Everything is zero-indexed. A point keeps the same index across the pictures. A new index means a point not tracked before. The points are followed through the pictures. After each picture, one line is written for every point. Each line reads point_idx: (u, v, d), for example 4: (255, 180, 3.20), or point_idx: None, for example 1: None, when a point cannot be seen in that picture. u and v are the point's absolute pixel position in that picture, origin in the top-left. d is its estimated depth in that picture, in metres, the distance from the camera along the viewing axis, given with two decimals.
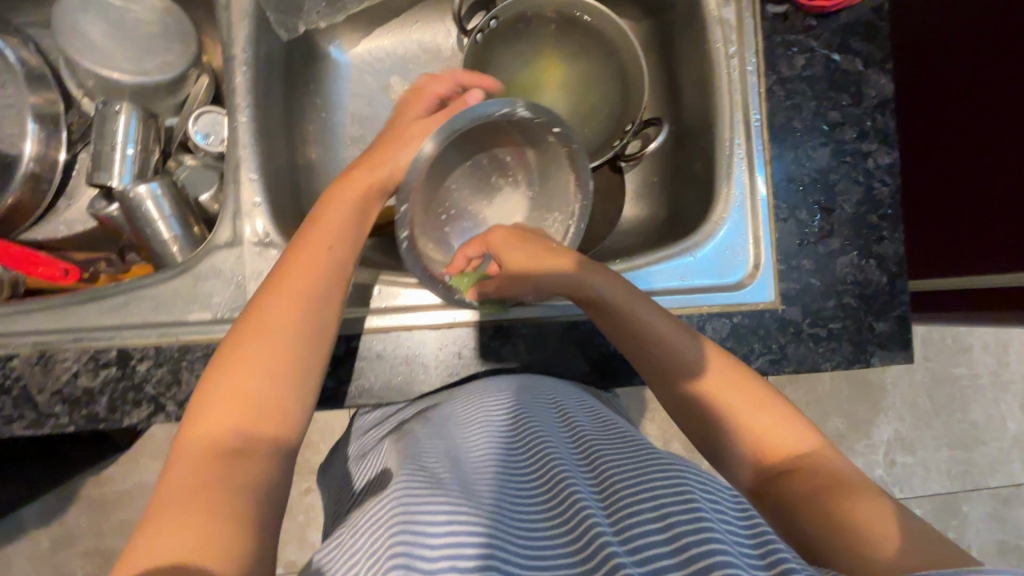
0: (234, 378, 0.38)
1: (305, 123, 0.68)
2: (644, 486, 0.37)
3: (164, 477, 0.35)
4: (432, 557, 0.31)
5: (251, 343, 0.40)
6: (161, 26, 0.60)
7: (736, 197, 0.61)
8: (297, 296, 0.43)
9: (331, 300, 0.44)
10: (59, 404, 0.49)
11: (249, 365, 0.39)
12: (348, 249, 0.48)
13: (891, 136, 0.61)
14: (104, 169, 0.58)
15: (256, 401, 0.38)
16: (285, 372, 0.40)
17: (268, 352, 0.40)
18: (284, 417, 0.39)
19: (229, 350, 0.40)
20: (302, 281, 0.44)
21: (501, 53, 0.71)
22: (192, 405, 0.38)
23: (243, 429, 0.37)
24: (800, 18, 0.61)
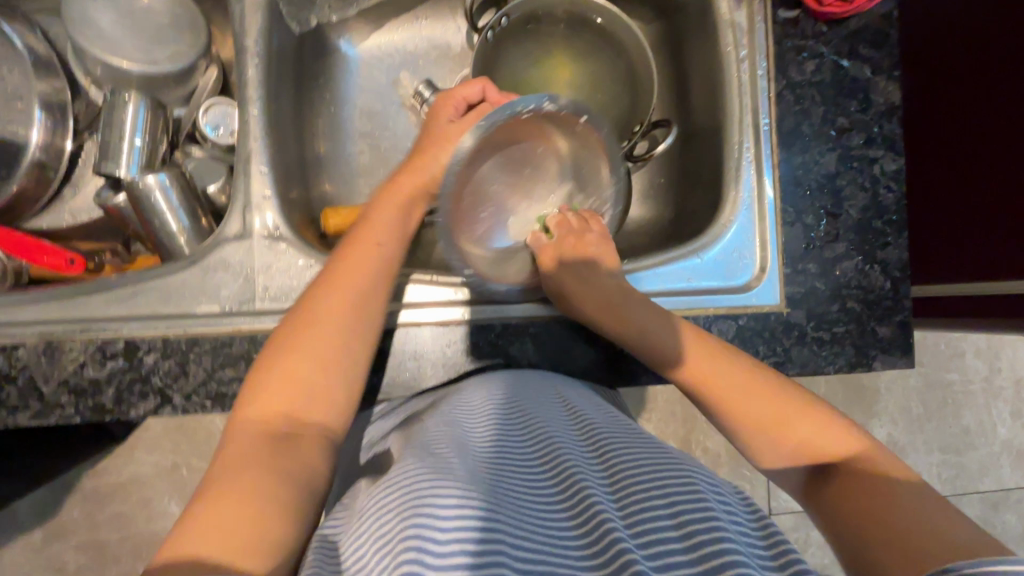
0: (285, 368, 0.41)
1: (314, 116, 0.68)
2: (654, 482, 0.38)
3: (215, 460, 0.37)
4: (446, 540, 0.31)
5: (302, 335, 0.43)
6: (171, 16, 0.60)
7: (744, 200, 0.61)
8: (346, 295, 0.45)
9: (374, 299, 0.47)
10: (64, 395, 0.49)
11: (299, 358, 0.42)
12: (388, 257, 0.50)
13: (898, 144, 0.61)
14: (111, 158, 0.57)
15: (306, 391, 0.41)
16: (332, 364, 0.42)
17: (316, 349, 0.42)
18: (331, 405, 0.42)
19: (279, 344, 0.43)
20: (341, 282, 0.46)
21: (511, 51, 0.71)
22: (248, 390, 0.41)
23: (291, 413, 0.40)
24: (811, 24, 0.62)
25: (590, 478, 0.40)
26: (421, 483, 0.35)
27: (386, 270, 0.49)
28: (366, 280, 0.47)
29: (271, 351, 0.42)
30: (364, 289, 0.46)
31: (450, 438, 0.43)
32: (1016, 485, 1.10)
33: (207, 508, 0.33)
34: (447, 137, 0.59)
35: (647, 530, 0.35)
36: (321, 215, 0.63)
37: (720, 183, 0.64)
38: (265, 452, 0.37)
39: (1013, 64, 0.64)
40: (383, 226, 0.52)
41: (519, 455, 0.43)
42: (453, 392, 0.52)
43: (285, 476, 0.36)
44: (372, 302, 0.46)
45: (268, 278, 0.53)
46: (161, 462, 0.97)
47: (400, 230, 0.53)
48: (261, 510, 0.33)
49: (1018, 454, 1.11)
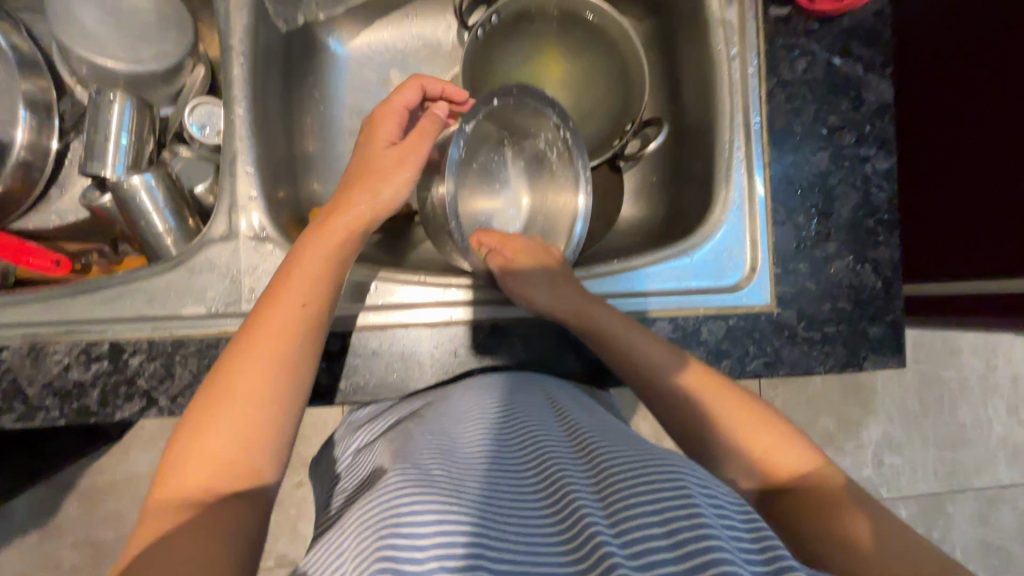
0: (199, 454, 0.37)
1: (303, 115, 0.67)
2: (641, 482, 0.37)
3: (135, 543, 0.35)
4: (425, 557, 0.31)
5: (217, 407, 0.38)
6: (157, 14, 0.59)
7: (734, 199, 0.61)
8: (262, 357, 0.40)
9: (298, 357, 0.41)
10: (49, 397, 0.49)
11: (211, 442, 0.37)
12: (318, 305, 0.44)
13: (890, 142, 0.61)
14: (97, 158, 0.56)
15: (222, 476, 0.36)
16: (251, 438, 0.38)
17: (233, 431, 0.37)
18: (253, 475, 0.37)
19: (189, 428, 0.38)
20: (263, 347, 0.40)
21: (502, 48, 0.71)
22: (165, 466, 0.37)
23: (203, 491, 0.36)
24: (802, 22, 0.61)
25: (576, 479, 0.39)
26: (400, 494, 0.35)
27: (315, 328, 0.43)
28: (291, 345, 0.41)
29: (184, 423, 0.38)
30: (286, 363, 0.40)
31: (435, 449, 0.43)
32: (1011, 482, 1.11)
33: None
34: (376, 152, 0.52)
35: (635, 532, 0.34)
36: (310, 215, 0.62)
37: (711, 182, 0.63)
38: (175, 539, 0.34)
39: (1008, 61, 0.64)
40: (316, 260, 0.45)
41: (506, 462, 0.43)
42: (444, 395, 0.52)
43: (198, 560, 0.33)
44: (298, 370, 0.41)
45: (254, 279, 0.53)
46: (156, 461, 0.97)
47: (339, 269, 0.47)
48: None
49: (1014, 451, 1.11)
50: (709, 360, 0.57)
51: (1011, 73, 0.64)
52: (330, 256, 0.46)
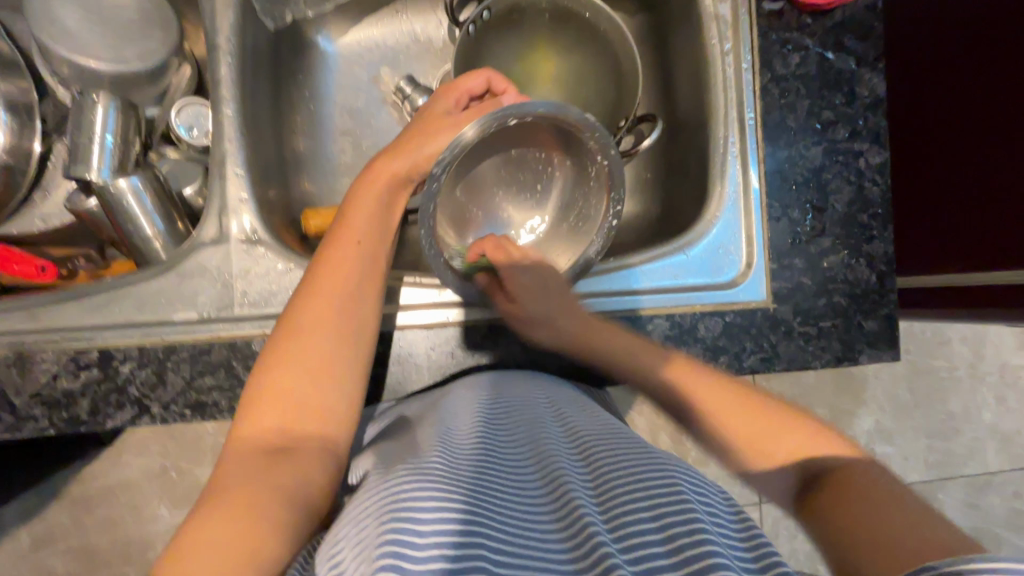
0: (274, 382, 0.40)
1: (292, 114, 0.66)
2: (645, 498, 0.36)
3: (214, 475, 0.37)
4: (425, 544, 0.30)
5: (291, 345, 0.41)
6: (140, 13, 0.58)
7: (729, 195, 0.61)
8: (331, 300, 0.44)
9: (365, 309, 0.45)
10: (38, 407, 0.48)
11: (287, 371, 0.40)
12: (376, 248, 0.48)
13: (883, 136, 0.61)
14: (81, 160, 0.55)
15: (297, 403, 0.40)
16: (324, 377, 0.41)
17: (303, 356, 0.41)
18: (331, 416, 0.41)
19: (264, 364, 0.41)
20: (330, 282, 0.45)
21: (492, 45, 0.70)
22: (245, 405, 0.40)
23: (284, 427, 0.39)
24: (795, 16, 0.61)
25: (577, 487, 0.38)
26: (401, 488, 0.34)
27: (374, 268, 0.47)
28: (354, 278, 0.46)
29: (263, 361, 0.41)
30: (351, 296, 0.45)
31: (429, 442, 0.42)
32: (1000, 469, 1.12)
33: (201, 524, 0.32)
34: (440, 124, 0.54)
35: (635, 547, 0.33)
36: (301, 216, 0.62)
37: (706, 179, 0.63)
38: (258, 467, 0.36)
39: (999, 55, 0.64)
40: (366, 215, 0.49)
41: (503, 459, 0.42)
42: (444, 398, 0.51)
43: (279, 486, 0.35)
44: (363, 301, 0.45)
45: (247, 283, 0.52)
46: (149, 466, 0.96)
47: (386, 224, 0.50)
48: (258, 526, 0.32)
49: (1003, 439, 1.12)
50: (706, 357, 0.57)
51: (1002, 67, 0.64)
52: (376, 221, 0.49)
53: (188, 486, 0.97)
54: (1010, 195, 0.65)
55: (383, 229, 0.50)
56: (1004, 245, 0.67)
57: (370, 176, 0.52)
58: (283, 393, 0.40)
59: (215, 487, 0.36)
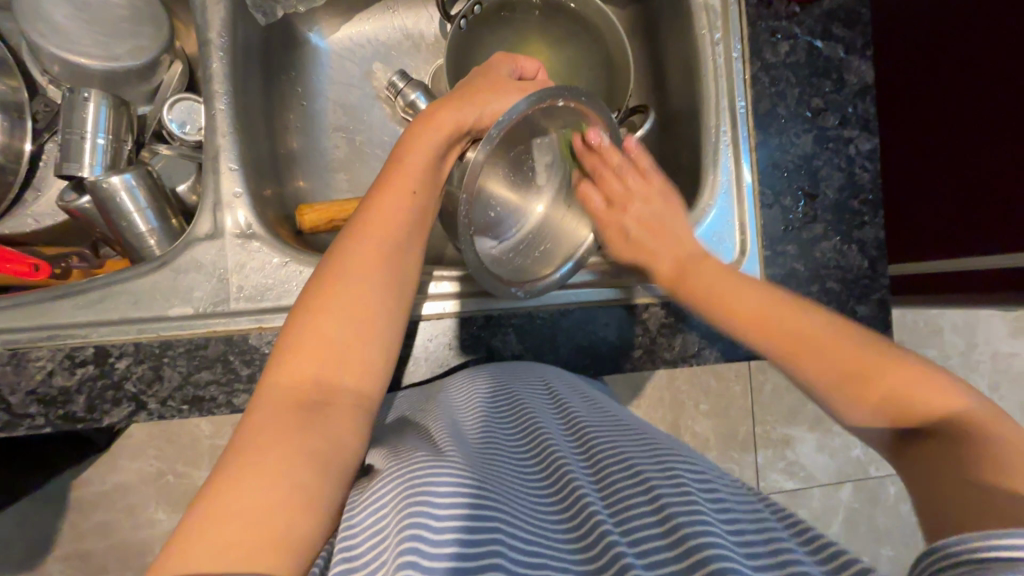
0: (320, 330, 0.40)
1: (285, 109, 0.66)
2: (646, 479, 0.36)
3: (249, 416, 0.37)
4: (438, 529, 0.29)
5: (335, 294, 0.41)
6: (130, 9, 0.57)
7: (722, 183, 0.61)
8: (375, 255, 0.44)
9: (407, 270, 0.45)
10: (34, 405, 0.48)
11: (332, 318, 0.40)
12: (421, 209, 0.47)
13: (872, 123, 0.62)
14: (73, 159, 0.55)
15: (337, 353, 0.40)
16: (366, 331, 0.41)
17: (349, 307, 0.41)
18: (368, 372, 0.41)
19: (309, 307, 0.41)
20: (375, 238, 0.44)
21: (484, 38, 0.70)
22: (283, 344, 0.40)
23: (325, 378, 0.39)
24: (784, 5, 0.62)
25: (581, 472, 0.38)
26: (414, 477, 0.33)
27: (417, 229, 0.47)
28: (398, 239, 0.45)
29: (306, 305, 0.41)
30: (394, 253, 0.44)
31: (437, 432, 0.42)
32: None
33: (236, 478, 0.32)
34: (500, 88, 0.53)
35: (641, 528, 0.33)
36: (296, 212, 0.62)
37: (699, 168, 0.64)
38: (294, 421, 0.36)
39: (986, 43, 0.65)
40: (414, 171, 0.48)
41: (508, 450, 0.42)
42: (447, 385, 0.51)
43: (315, 446, 0.35)
44: (406, 263, 0.45)
45: (242, 278, 0.52)
46: (145, 470, 0.95)
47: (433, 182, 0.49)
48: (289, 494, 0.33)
49: None
50: (702, 344, 0.58)
51: (991, 55, 0.65)
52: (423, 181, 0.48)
53: (186, 488, 0.96)
54: (1004, 181, 0.66)
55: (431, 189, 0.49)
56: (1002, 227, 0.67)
57: (425, 123, 0.50)
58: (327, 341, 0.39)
59: (246, 433, 0.35)
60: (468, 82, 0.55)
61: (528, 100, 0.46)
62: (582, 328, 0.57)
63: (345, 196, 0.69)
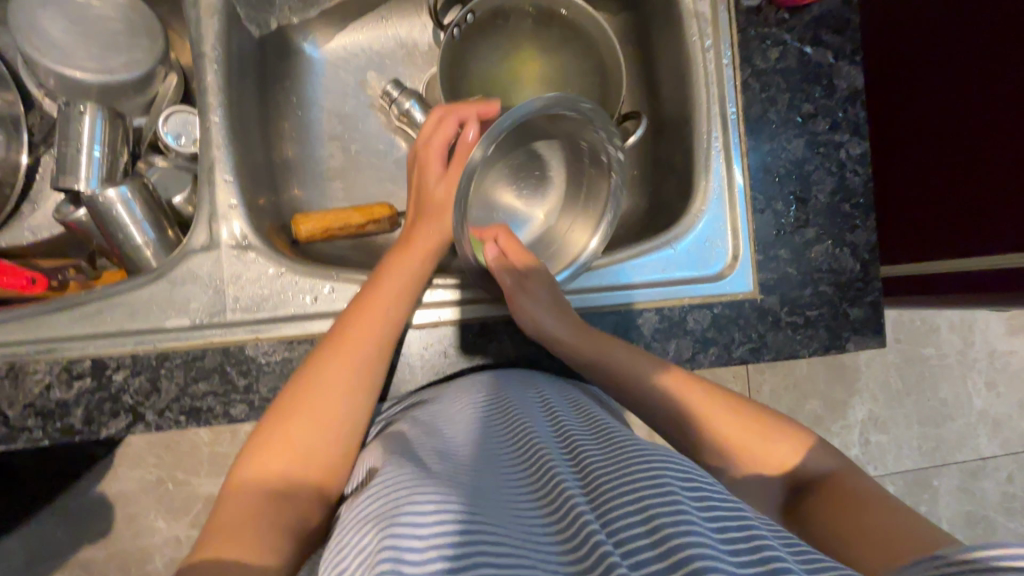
0: (291, 428, 0.43)
1: (280, 119, 0.66)
2: (630, 484, 0.36)
3: (217, 511, 0.39)
4: (421, 549, 0.29)
5: (308, 392, 0.44)
6: (126, 23, 0.58)
7: (714, 188, 0.62)
8: (348, 354, 0.47)
9: (373, 367, 0.47)
10: (32, 418, 0.48)
11: (300, 419, 0.43)
12: (396, 308, 0.51)
13: (862, 127, 0.62)
14: (69, 171, 0.55)
15: (305, 452, 0.42)
16: (330, 428, 0.44)
17: (318, 404, 0.44)
18: (331, 471, 0.43)
19: (280, 408, 0.44)
20: (350, 336, 0.48)
21: (477, 46, 0.70)
22: (252, 444, 0.42)
23: (288, 476, 0.41)
24: (773, 12, 0.62)
25: (568, 477, 0.39)
26: (397, 497, 0.34)
27: (390, 326, 0.49)
28: (374, 334, 0.48)
29: (277, 407, 0.44)
30: (365, 349, 0.47)
31: (426, 446, 0.42)
32: (992, 454, 1.14)
33: (194, 573, 0.34)
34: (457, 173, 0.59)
35: (625, 531, 0.33)
36: (292, 221, 0.62)
37: (691, 174, 0.64)
38: (256, 516, 0.38)
39: (976, 44, 0.65)
40: (397, 271, 0.53)
41: (495, 460, 0.42)
42: (439, 393, 0.52)
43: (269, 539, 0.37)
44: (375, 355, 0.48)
45: (239, 288, 0.52)
46: (145, 478, 0.95)
47: (411, 281, 0.53)
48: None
49: (993, 424, 1.14)
50: (696, 349, 0.58)
51: (982, 56, 0.65)
52: (405, 276, 0.53)
53: (185, 496, 0.96)
54: (998, 182, 0.66)
55: (407, 288, 0.53)
56: (990, 228, 0.68)
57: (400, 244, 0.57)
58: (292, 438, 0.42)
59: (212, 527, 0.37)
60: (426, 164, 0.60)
61: (538, 103, 0.52)
62: None
63: (341, 205, 0.70)
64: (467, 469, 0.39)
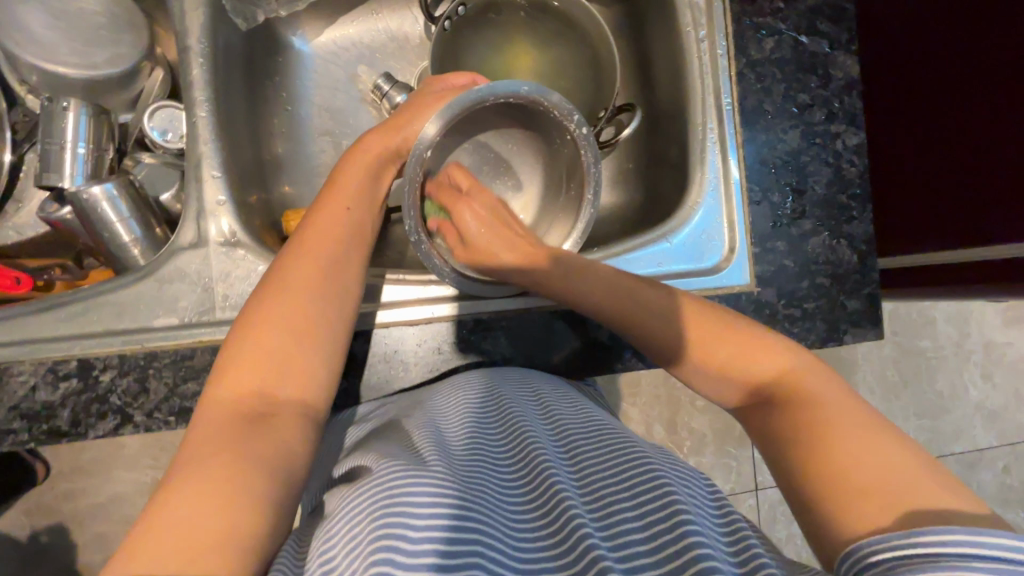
0: (256, 340, 0.39)
1: (269, 115, 0.65)
2: (626, 485, 0.37)
3: (185, 440, 0.35)
4: (419, 541, 0.29)
5: (271, 303, 0.41)
6: (108, 16, 0.57)
7: (710, 181, 0.61)
8: (317, 259, 0.44)
9: (349, 269, 0.46)
10: (17, 420, 0.47)
11: (265, 329, 0.40)
12: (360, 221, 0.49)
13: (858, 117, 0.62)
14: (53, 170, 0.54)
15: (276, 364, 0.39)
16: (303, 338, 0.40)
17: (284, 314, 0.40)
18: (309, 378, 0.40)
19: (243, 322, 0.41)
20: (316, 247, 0.45)
21: (469, 39, 0.70)
22: (217, 370, 0.39)
23: (266, 390, 0.38)
24: (768, 2, 0.61)
25: (563, 474, 0.39)
26: (390, 482, 0.33)
27: (358, 237, 0.48)
28: (343, 246, 0.46)
29: (239, 325, 0.40)
30: (335, 260, 0.45)
31: (420, 439, 0.42)
32: (989, 445, 1.14)
33: (172, 493, 0.31)
34: (428, 105, 0.58)
35: (619, 532, 0.33)
36: (282, 218, 0.61)
37: (686, 167, 0.64)
38: (235, 436, 0.35)
39: (975, 33, 0.65)
40: (354, 181, 0.51)
41: (494, 454, 0.42)
42: (430, 389, 0.52)
43: (260, 457, 0.34)
44: (348, 269, 0.45)
45: (228, 287, 0.51)
46: (139, 480, 0.92)
47: (371, 195, 0.52)
48: (231, 505, 0.30)
49: (989, 415, 1.14)
50: None
51: (982, 44, 0.64)
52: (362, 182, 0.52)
53: None
54: (996, 171, 0.65)
55: (369, 197, 0.52)
56: (1001, 217, 0.66)
57: (358, 152, 0.54)
58: (263, 353, 0.39)
59: (186, 456, 0.33)
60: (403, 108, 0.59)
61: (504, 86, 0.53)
62: (572, 329, 0.57)
63: None
64: (461, 462, 0.39)
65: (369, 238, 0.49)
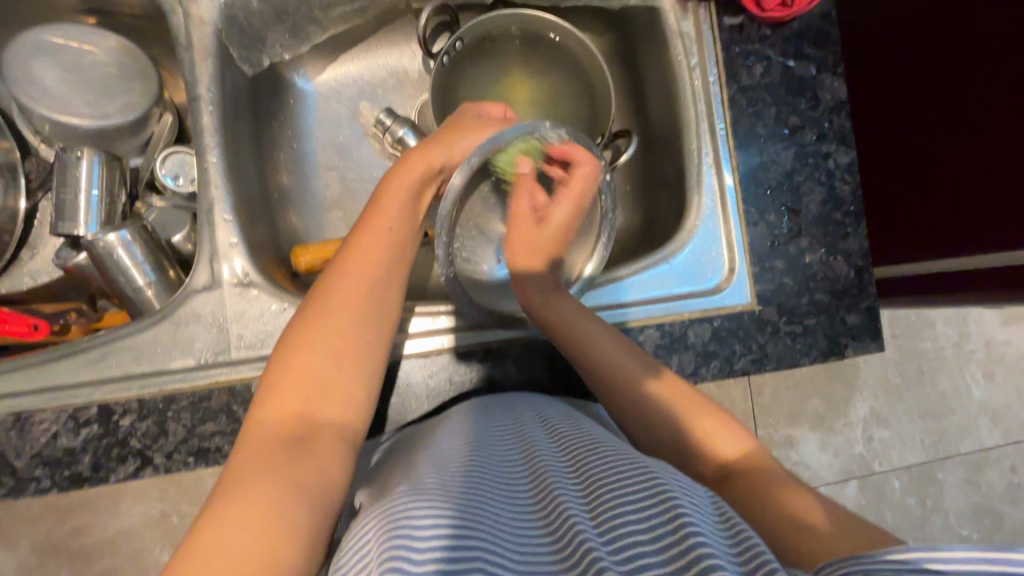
0: (302, 362, 0.40)
1: (275, 152, 0.67)
2: (628, 495, 0.35)
3: (232, 457, 0.36)
4: (421, 561, 0.29)
5: (318, 325, 0.42)
6: (119, 67, 0.59)
7: (707, 203, 0.63)
8: (359, 280, 0.45)
9: (390, 293, 0.47)
10: (39, 467, 0.48)
11: (314, 350, 0.41)
12: (400, 242, 0.50)
13: (848, 136, 0.63)
14: (68, 217, 0.55)
15: (319, 388, 0.40)
16: (348, 361, 0.42)
17: (330, 338, 0.42)
18: (350, 404, 0.41)
19: (291, 341, 0.42)
20: (352, 272, 0.46)
21: (467, 72, 0.72)
22: (262, 389, 0.40)
23: (309, 413, 0.39)
24: (755, 29, 0.64)
25: (568, 491, 0.38)
26: (397, 508, 0.33)
27: (394, 261, 0.49)
28: (377, 270, 0.47)
29: (287, 342, 0.42)
30: (373, 286, 0.46)
31: (426, 461, 0.41)
32: (995, 444, 1.14)
33: (221, 516, 0.32)
34: (470, 128, 0.58)
35: (622, 541, 0.32)
36: (291, 254, 0.62)
37: (684, 189, 0.65)
38: (280, 457, 0.36)
39: (965, 48, 0.66)
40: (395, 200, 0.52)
41: (498, 470, 0.42)
42: (443, 417, 0.52)
43: (301, 483, 0.35)
44: (385, 292, 0.46)
45: (242, 326, 0.52)
46: (147, 513, 0.87)
47: (411, 215, 0.52)
48: (272, 527, 0.31)
49: (993, 414, 1.15)
50: (698, 363, 0.59)
51: (972, 60, 0.66)
52: (404, 204, 0.52)
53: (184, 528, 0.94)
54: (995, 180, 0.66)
55: (409, 221, 0.52)
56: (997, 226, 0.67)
57: (399, 168, 0.54)
58: (310, 373, 0.40)
59: (231, 476, 0.35)
60: (446, 126, 0.60)
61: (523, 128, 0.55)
62: None
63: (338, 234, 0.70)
64: (466, 479, 0.39)
65: (407, 261, 0.50)
